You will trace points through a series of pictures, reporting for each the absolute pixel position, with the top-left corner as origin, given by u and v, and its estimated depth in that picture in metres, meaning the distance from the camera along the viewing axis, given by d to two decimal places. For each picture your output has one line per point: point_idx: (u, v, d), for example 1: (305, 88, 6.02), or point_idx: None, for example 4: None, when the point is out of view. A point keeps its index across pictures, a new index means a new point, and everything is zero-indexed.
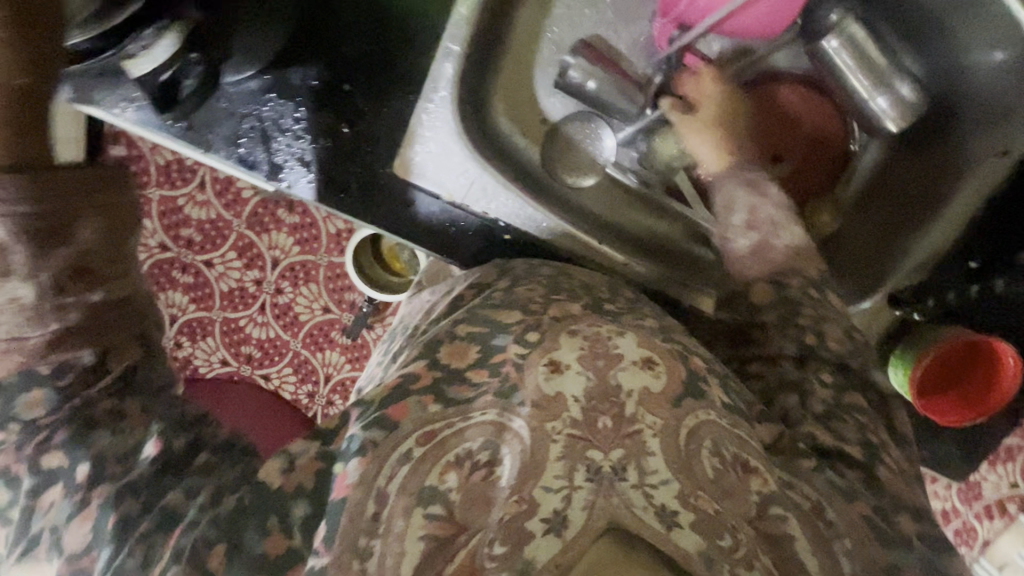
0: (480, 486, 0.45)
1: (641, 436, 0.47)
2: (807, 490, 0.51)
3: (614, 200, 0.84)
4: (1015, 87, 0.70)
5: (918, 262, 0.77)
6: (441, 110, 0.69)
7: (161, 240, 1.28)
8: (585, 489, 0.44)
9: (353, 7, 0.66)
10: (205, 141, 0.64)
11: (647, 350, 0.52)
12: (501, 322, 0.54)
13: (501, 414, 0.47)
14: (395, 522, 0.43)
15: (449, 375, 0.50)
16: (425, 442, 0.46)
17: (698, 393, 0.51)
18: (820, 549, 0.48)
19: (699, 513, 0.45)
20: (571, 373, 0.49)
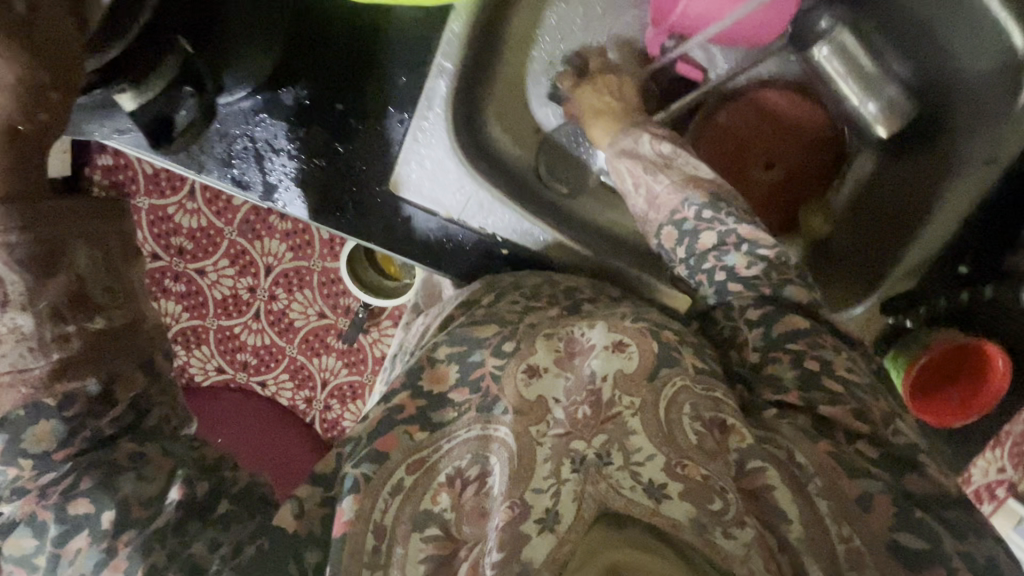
0: (476, 499, 0.49)
1: (621, 418, 0.51)
2: (784, 443, 0.52)
3: (612, 209, 0.84)
4: (1005, 94, 0.69)
5: (912, 269, 0.75)
6: (436, 128, 0.70)
7: (152, 250, 1.31)
8: (571, 482, 0.48)
9: (342, 28, 0.67)
10: (199, 163, 0.69)
11: (617, 334, 0.55)
12: (476, 338, 0.57)
13: (485, 427, 0.51)
14: (395, 550, 0.47)
15: (433, 404, 0.53)
16: (418, 463, 0.50)
17: (671, 361, 0.54)
18: (806, 506, 0.49)
19: (688, 480, 0.48)
20: (547, 379, 0.53)
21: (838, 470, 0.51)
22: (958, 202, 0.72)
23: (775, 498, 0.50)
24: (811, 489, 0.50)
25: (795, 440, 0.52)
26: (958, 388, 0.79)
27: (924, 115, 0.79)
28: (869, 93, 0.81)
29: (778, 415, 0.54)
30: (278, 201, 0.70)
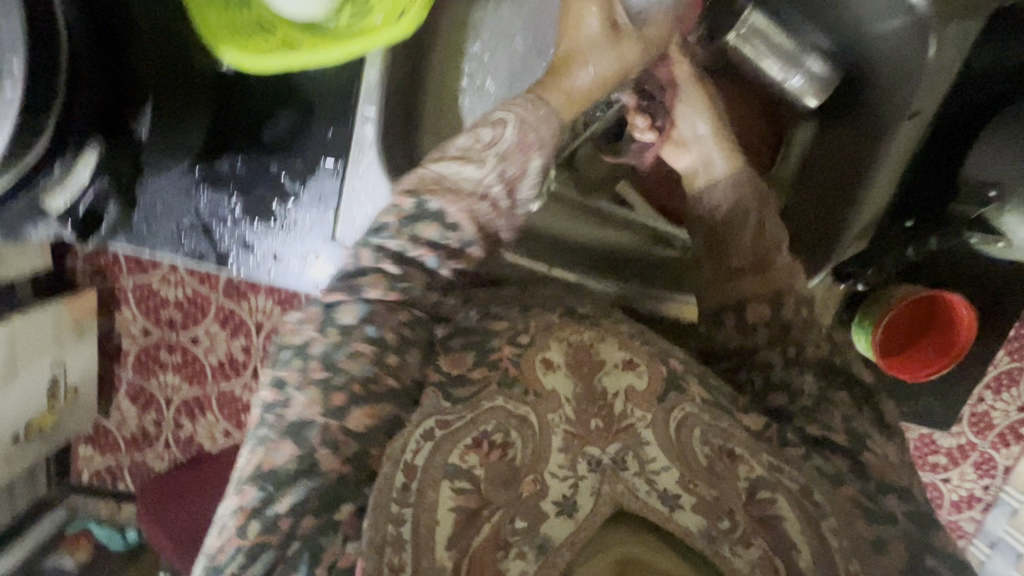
0: (500, 464, 0.50)
1: (634, 429, 0.53)
2: (795, 474, 0.52)
3: (568, 218, 0.89)
4: (913, 50, 0.70)
5: (860, 229, 0.76)
6: (369, 171, 0.70)
7: (144, 326, 1.22)
8: (591, 478, 0.50)
9: (265, 91, 0.70)
10: (151, 244, 0.72)
11: (629, 352, 0.57)
12: (491, 329, 0.57)
13: (513, 406, 0.52)
14: (427, 493, 0.47)
15: (453, 381, 0.53)
16: (443, 426, 0.51)
17: (679, 387, 0.55)
18: (818, 542, 0.49)
19: (698, 496, 0.50)
20: (561, 374, 0.54)
21: (859, 516, 0.51)
22: (893, 155, 0.74)
23: (785, 527, 0.49)
24: (824, 525, 0.50)
25: (814, 480, 0.52)
26: (930, 340, 0.78)
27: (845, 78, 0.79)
28: (788, 68, 0.79)
29: (804, 457, 0.54)
30: (233, 267, 0.73)
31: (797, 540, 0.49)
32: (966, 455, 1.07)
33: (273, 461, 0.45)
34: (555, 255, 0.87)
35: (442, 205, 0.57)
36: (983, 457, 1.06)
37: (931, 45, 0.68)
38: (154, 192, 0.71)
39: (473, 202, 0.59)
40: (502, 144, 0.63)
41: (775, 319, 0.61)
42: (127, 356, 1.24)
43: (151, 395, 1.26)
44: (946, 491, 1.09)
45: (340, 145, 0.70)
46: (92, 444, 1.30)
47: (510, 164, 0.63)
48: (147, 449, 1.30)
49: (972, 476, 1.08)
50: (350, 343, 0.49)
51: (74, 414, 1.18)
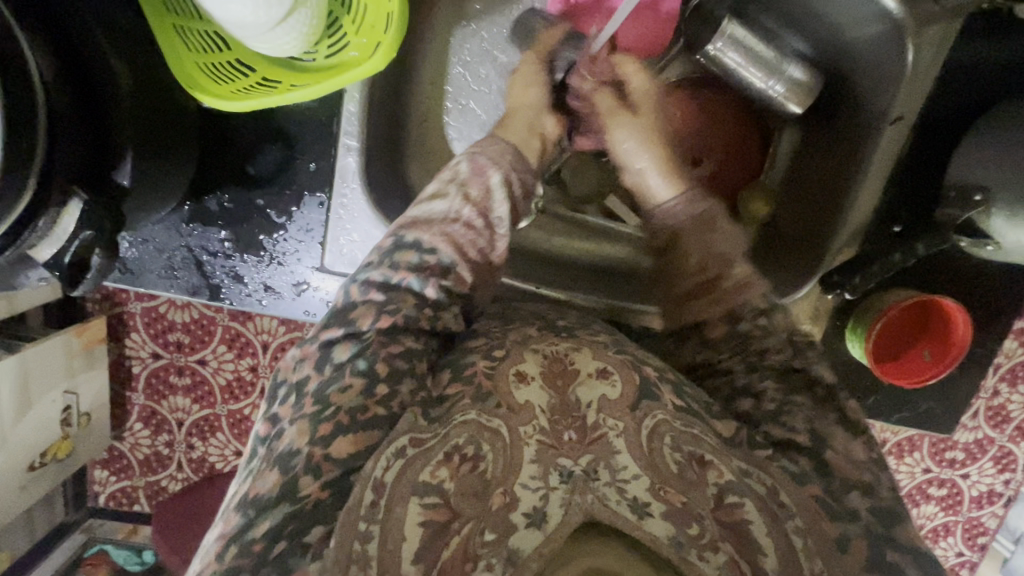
0: (472, 477, 0.48)
1: (606, 438, 0.50)
2: (762, 476, 0.51)
3: (555, 234, 0.89)
4: (895, 58, 0.69)
5: (850, 234, 0.77)
6: (356, 200, 0.71)
7: (153, 350, 1.25)
8: (561, 489, 0.48)
9: (251, 127, 0.71)
10: (147, 281, 0.74)
11: (602, 361, 0.55)
12: (469, 346, 0.56)
13: (484, 416, 0.50)
14: (395, 508, 0.46)
15: (431, 401, 0.52)
16: (416, 443, 0.48)
17: (652, 395, 0.53)
18: (780, 533, 0.48)
19: (668, 503, 0.48)
20: (534, 387, 0.52)
21: (820, 513, 0.50)
22: (877, 159, 0.74)
23: (753, 530, 0.48)
24: (790, 526, 0.49)
25: (781, 481, 0.51)
26: (926, 343, 0.77)
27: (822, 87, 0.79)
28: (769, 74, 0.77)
29: (771, 458, 0.53)
30: (226, 299, 0.74)
31: (767, 547, 0.48)
32: (985, 450, 1.04)
33: (258, 490, 0.47)
34: (545, 272, 0.88)
35: (419, 235, 0.58)
36: (1002, 451, 1.04)
37: (908, 51, 0.68)
38: (148, 232, 0.72)
39: (447, 226, 0.59)
40: (462, 174, 0.63)
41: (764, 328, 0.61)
42: (137, 380, 1.27)
43: (164, 418, 1.28)
44: (967, 487, 1.06)
45: (325, 175, 0.72)
46: (108, 468, 1.31)
47: (470, 187, 0.62)
48: (161, 471, 1.32)
49: (992, 471, 1.05)
50: (341, 377, 0.51)
51: (87, 442, 1.18)
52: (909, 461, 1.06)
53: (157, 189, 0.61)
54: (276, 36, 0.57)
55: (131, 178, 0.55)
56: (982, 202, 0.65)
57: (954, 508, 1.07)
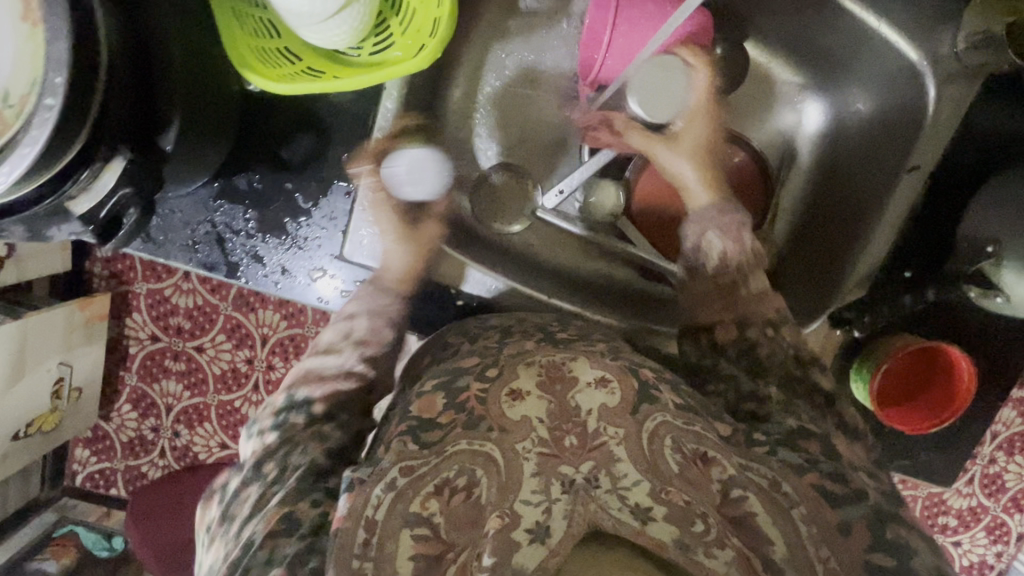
0: (467, 506, 0.50)
1: (607, 446, 0.53)
2: (763, 470, 0.55)
3: (552, 243, 0.91)
4: (910, 107, 0.72)
5: (863, 274, 0.77)
6: (382, 195, 0.74)
7: (152, 332, 1.30)
8: (563, 500, 0.48)
9: (284, 115, 0.73)
10: (166, 251, 0.75)
11: (602, 370, 0.58)
12: (463, 368, 0.61)
13: (475, 443, 0.53)
14: (387, 543, 0.49)
15: (422, 426, 0.56)
16: (407, 473, 0.52)
17: (649, 398, 0.57)
18: (785, 519, 0.51)
19: (671, 504, 0.49)
20: (531, 401, 0.55)
21: (822, 501, 0.54)
22: (894, 203, 0.74)
23: (755, 522, 0.50)
24: (795, 515, 0.52)
25: (782, 473, 0.56)
26: (933, 396, 0.77)
27: (835, 145, 0.84)
28: (775, 143, 0.88)
29: (768, 453, 0.58)
30: (242, 278, 0.75)
31: (773, 534, 0.50)
32: (979, 519, 1.18)
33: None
34: (552, 284, 0.87)
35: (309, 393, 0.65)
36: (995, 522, 1.18)
37: (927, 96, 0.70)
38: (172, 203, 0.73)
39: (336, 383, 0.66)
40: (354, 336, 0.70)
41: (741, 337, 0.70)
42: (132, 360, 1.31)
43: (153, 401, 1.32)
44: (958, 556, 1.19)
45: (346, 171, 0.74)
46: (88, 448, 1.33)
47: (366, 346, 0.69)
48: (143, 456, 1.34)
49: (985, 541, 1.19)
50: (245, 492, 0.59)
51: (75, 417, 1.22)
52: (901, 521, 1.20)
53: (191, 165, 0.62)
54: (329, 27, 0.60)
55: (173, 145, 0.56)
56: (993, 253, 0.66)
57: None
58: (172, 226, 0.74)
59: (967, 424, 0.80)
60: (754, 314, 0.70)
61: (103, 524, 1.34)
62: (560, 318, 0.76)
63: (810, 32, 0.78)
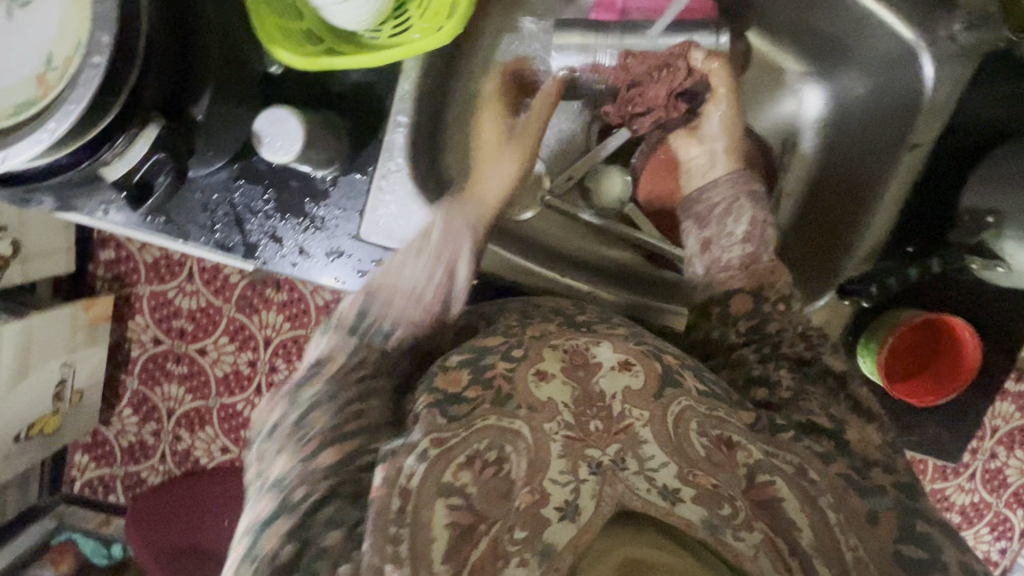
0: (496, 480, 0.51)
1: (632, 429, 0.54)
2: (791, 458, 0.56)
3: (560, 228, 0.93)
4: (908, 87, 0.75)
5: (867, 251, 0.79)
6: (398, 174, 0.74)
7: (154, 334, 1.30)
8: (592, 481, 0.50)
9: (301, 95, 0.73)
10: (186, 232, 0.76)
11: (624, 354, 0.59)
12: (487, 347, 0.60)
13: (500, 418, 0.54)
14: (422, 513, 0.48)
15: (445, 403, 0.55)
16: (438, 443, 0.51)
17: (674, 382, 0.57)
18: (818, 512, 0.52)
19: (699, 487, 0.51)
20: (555, 383, 0.56)
21: (848, 490, 0.55)
22: (896, 181, 0.77)
23: (784, 507, 0.51)
24: (824, 505, 0.53)
25: (806, 459, 0.56)
26: (937, 366, 0.78)
27: (833, 129, 0.87)
28: (776, 128, 0.91)
29: (793, 439, 0.58)
30: (260, 258, 0.76)
31: (802, 522, 0.51)
32: (982, 515, 1.20)
33: (256, 517, 0.54)
34: (564, 266, 0.89)
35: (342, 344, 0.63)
36: (998, 518, 1.20)
37: (925, 74, 0.73)
38: (194, 183, 0.75)
39: (417, 295, 0.65)
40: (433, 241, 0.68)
41: (755, 312, 0.68)
42: (134, 364, 1.32)
43: (155, 405, 1.33)
44: None
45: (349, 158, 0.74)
46: (89, 453, 1.37)
47: (445, 253, 0.67)
48: (142, 461, 1.36)
49: (989, 537, 1.21)
50: (314, 409, 0.58)
51: (76, 417, 1.25)
52: None
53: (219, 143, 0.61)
54: (354, 7, 0.62)
55: (206, 114, 0.59)
56: (994, 224, 0.68)
57: None
58: (192, 208, 0.76)
59: (966, 414, 0.82)
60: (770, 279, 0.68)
61: (102, 530, 1.37)
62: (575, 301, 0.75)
63: (808, 16, 0.81)
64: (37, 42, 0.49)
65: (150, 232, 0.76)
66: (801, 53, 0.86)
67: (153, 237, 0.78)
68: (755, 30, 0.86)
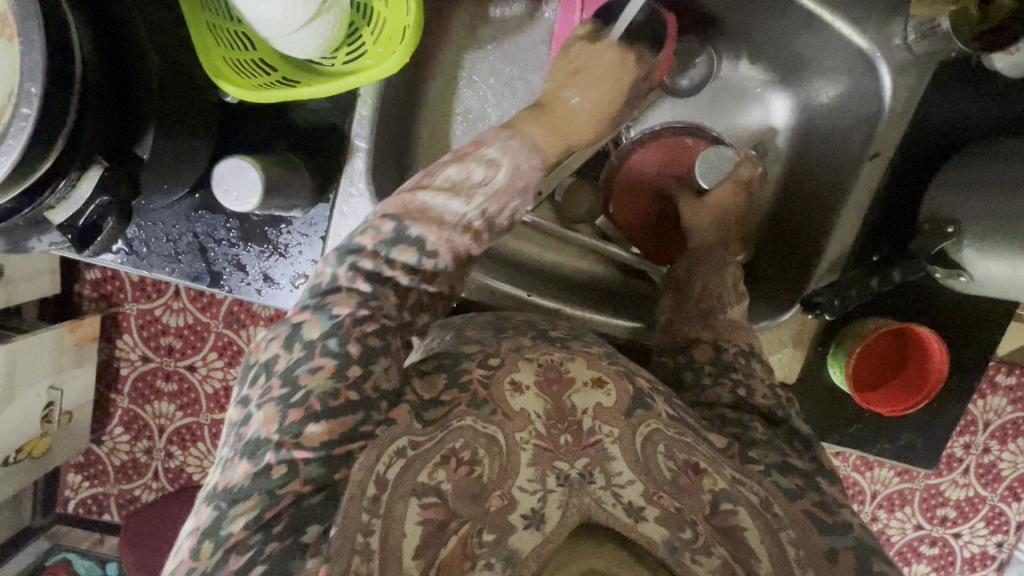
0: (468, 481, 0.51)
1: (601, 444, 0.55)
2: (755, 487, 0.55)
3: (534, 244, 0.93)
4: (868, 96, 0.75)
5: (832, 261, 0.78)
6: (360, 199, 0.75)
7: (142, 353, 1.30)
8: (558, 491, 0.52)
9: (265, 124, 0.75)
10: (150, 262, 0.77)
11: (597, 371, 0.59)
12: (463, 352, 0.60)
13: (475, 421, 0.54)
14: (397, 506, 0.49)
15: (422, 409, 0.55)
16: (414, 446, 0.52)
17: (645, 404, 0.57)
18: (772, 541, 0.52)
19: (662, 507, 0.52)
20: (529, 395, 0.57)
21: (810, 526, 0.53)
22: (858, 191, 0.76)
23: (745, 536, 0.52)
24: (782, 535, 0.52)
25: (772, 494, 0.55)
26: (908, 375, 0.78)
27: (799, 138, 0.86)
28: (744, 136, 0.90)
29: (761, 472, 0.57)
30: (225, 287, 0.76)
31: (759, 550, 0.51)
32: (977, 509, 1.19)
33: (228, 480, 0.52)
34: (533, 284, 0.90)
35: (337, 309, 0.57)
36: (993, 511, 1.19)
37: (884, 84, 0.73)
38: (156, 214, 0.75)
39: (456, 235, 0.62)
40: (495, 185, 0.64)
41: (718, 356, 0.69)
42: (124, 383, 1.32)
43: (146, 422, 1.33)
44: (958, 547, 1.21)
45: (318, 189, 0.73)
46: (81, 473, 1.37)
47: (492, 202, 0.64)
48: (136, 479, 1.36)
49: (984, 531, 1.20)
50: (313, 358, 0.55)
51: (65, 440, 1.25)
52: (902, 515, 1.21)
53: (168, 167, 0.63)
54: (302, 36, 0.62)
55: (150, 153, 0.59)
56: (954, 233, 0.67)
57: (946, 569, 1.23)
58: (154, 238, 0.76)
59: (950, 417, 0.82)
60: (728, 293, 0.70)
61: (97, 549, 1.37)
62: (547, 317, 0.75)
63: (768, 27, 0.80)
64: None
65: (118, 262, 0.77)
66: (761, 63, 0.86)
67: (119, 266, 0.78)
68: (717, 43, 0.87)
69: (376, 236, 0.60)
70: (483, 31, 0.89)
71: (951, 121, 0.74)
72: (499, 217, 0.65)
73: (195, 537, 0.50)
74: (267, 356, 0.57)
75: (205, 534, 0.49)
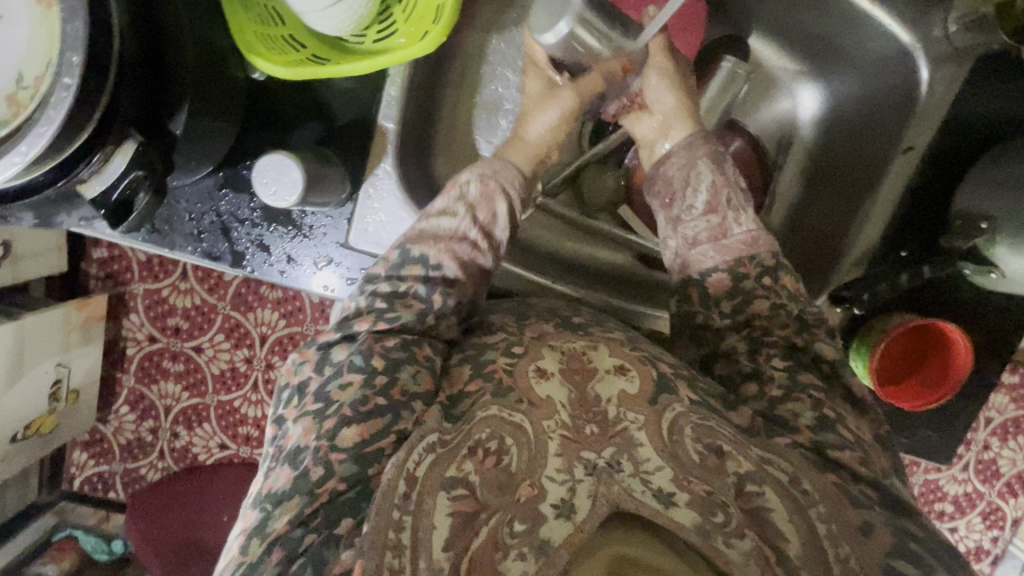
0: (499, 469, 0.51)
1: (627, 432, 0.54)
2: (785, 465, 0.54)
3: (555, 232, 0.91)
4: (905, 86, 0.74)
5: (862, 253, 0.78)
6: (386, 181, 0.74)
7: (149, 333, 1.30)
8: (587, 481, 0.51)
9: (288, 104, 0.74)
10: (170, 241, 0.76)
11: (619, 359, 0.58)
12: (487, 343, 0.60)
13: (501, 410, 0.53)
14: (425, 501, 0.49)
15: (451, 401, 0.55)
16: (442, 444, 0.52)
17: (670, 389, 0.56)
18: (804, 520, 0.51)
19: (693, 492, 0.51)
20: (554, 382, 0.56)
21: (843, 500, 0.53)
22: (889, 184, 0.76)
23: (772, 516, 0.51)
24: (814, 512, 0.52)
25: (801, 468, 0.54)
26: (930, 369, 0.79)
27: (828, 126, 0.85)
28: (771, 126, 0.89)
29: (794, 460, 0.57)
30: (247, 267, 0.75)
31: (790, 531, 0.51)
32: (975, 505, 1.20)
33: (271, 486, 0.51)
34: (560, 272, 0.88)
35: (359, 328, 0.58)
36: (991, 507, 1.20)
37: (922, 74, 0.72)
38: (178, 193, 0.75)
39: (451, 246, 0.62)
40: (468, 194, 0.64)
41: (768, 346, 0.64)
42: (130, 362, 1.32)
43: (152, 403, 1.33)
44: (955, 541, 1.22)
45: (349, 171, 0.73)
46: (87, 451, 1.37)
47: (468, 187, 0.65)
48: (141, 458, 1.36)
49: (981, 527, 1.21)
50: (341, 375, 0.55)
51: (71, 419, 1.25)
52: None
53: (197, 146, 0.63)
54: (337, 12, 0.60)
55: (183, 129, 0.59)
56: (988, 230, 0.67)
57: None
58: (175, 218, 0.75)
59: (966, 412, 0.82)
60: (755, 261, 0.64)
61: (103, 527, 1.38)
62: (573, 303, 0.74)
63: (805, 12, 0.78)
64: (8, 63, 0.51)
65: (139, 240, 0.76)
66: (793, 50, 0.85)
67: (142, 248, 0.78)
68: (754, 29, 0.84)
69: (384, 264, 0.62)
70: (506, 12, 0.87)
71: (982, 118, 0.74)
72: (493, 236, 0.64)
73: (243, 542, 0.50)
74: (301, 378, 0.58)
75: (253, 538, 0.49)
